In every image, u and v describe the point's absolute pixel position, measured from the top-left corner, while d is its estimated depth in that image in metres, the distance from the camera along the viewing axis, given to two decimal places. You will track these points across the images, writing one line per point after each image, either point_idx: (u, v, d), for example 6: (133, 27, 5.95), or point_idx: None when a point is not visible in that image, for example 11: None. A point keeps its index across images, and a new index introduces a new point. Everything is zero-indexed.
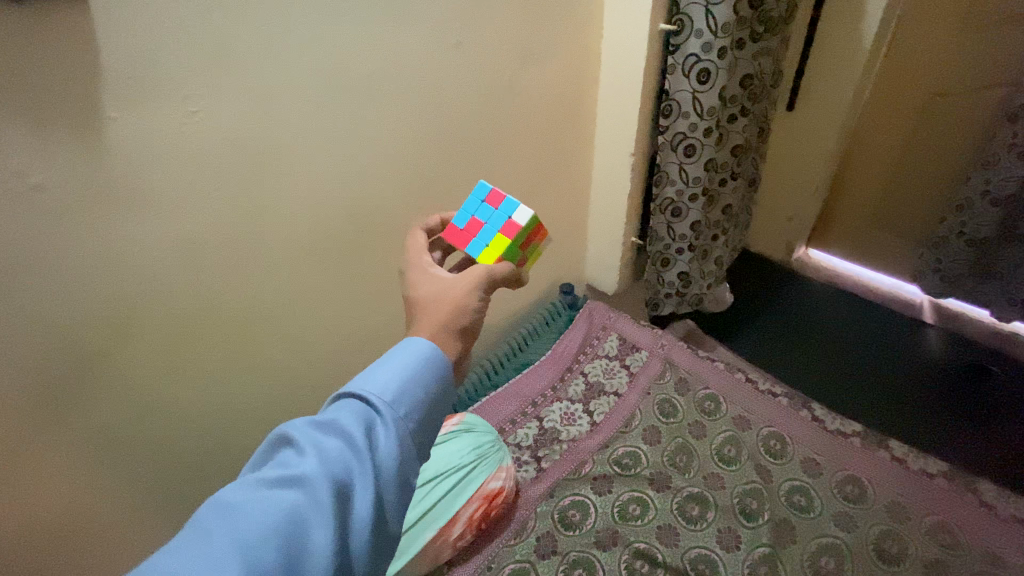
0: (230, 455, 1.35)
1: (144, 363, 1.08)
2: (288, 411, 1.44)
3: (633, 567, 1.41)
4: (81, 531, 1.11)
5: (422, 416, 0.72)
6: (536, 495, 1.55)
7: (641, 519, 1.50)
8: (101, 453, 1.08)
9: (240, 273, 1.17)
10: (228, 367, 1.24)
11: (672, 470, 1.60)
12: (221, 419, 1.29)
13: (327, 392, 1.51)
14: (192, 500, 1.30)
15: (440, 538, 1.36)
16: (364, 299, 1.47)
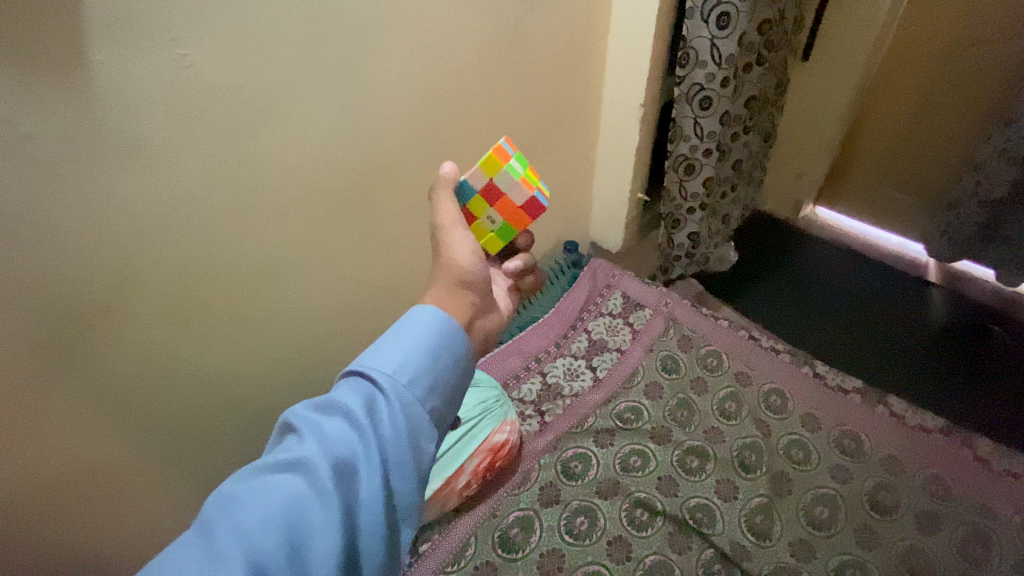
0: (238, 409, 1.38)
1: (147, 319, 1.09)
2: (294, 368, 1.46)
3: (633, 516, 1.43)
4: (97, 479, 1.15)
5: (429, 385, 0.71)
6: (539, 448, 1.57)
7: (643, 470, 1.52)
8: (108, 408, 1.10)
9: (242, 231, 1.16)
10: (235, 325, 1.25)
11: (674, 425, 1.62)
12: (229, 375, 1.31)
13: (334, 351, 1.54)
14: (203, 450, 1.35)
15: (447, 488, 1.39)
16: (369, 258, 1.47)
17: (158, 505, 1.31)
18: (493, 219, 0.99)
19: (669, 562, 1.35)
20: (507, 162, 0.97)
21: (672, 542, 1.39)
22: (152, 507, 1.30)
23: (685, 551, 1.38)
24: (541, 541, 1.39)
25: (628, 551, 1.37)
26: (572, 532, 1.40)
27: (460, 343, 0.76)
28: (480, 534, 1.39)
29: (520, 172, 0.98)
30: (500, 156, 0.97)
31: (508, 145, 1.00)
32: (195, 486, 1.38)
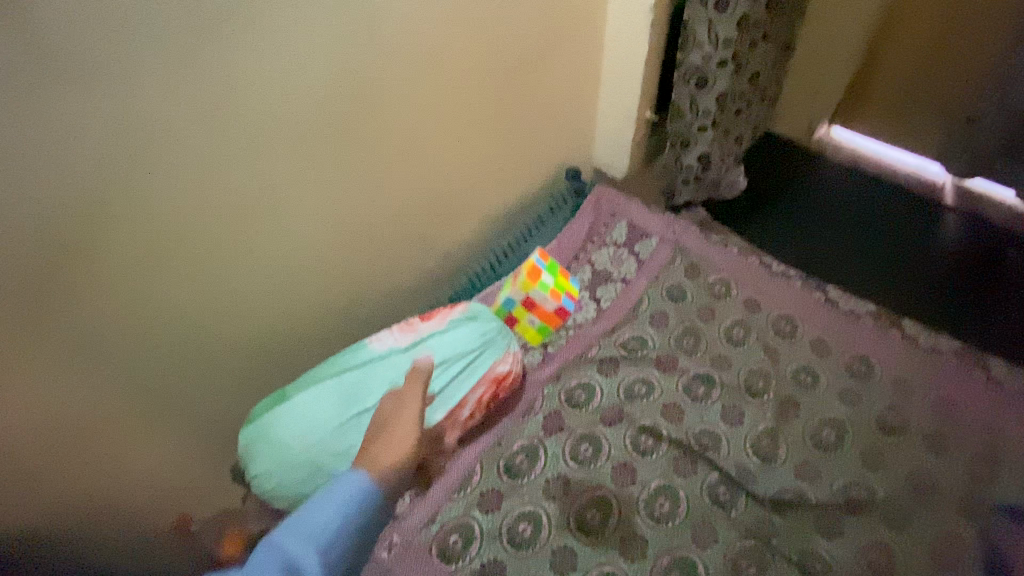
0: (234, 365, 1.28)
1: (128, 258, 0.97)
2: (292, 320, 1.36)
3: (638, 442, 1.38)
4: (103, 446, 1.09)
5: (345, 546, 0.86)
6: (543, 377, 1.53)
7: (648, 398, 1.47)
8: (102, 365, 1.02)
9: (219, 161, 1.02)
10: (225, 271, 1.14)
11: (681, 354, 1.57)
12: (223, 327, 1.20)
13: (332, 300, 1.44)
14: (200, 412, 1.25)
15: (451, 419, 1.34)
16: (364, 199, 1.35)
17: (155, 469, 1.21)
18: (534, 318, 1.58)
19: (675, 487, 1.30)
20: (541, 280, 1.57)
21: (677, 468, 1.33)
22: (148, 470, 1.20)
23: (690, 475, 1.32)
24: (544, 469, 1.34)
25: (633, 477, 1.32)
26: (575, 459, 1.35)
27: (374, 508, 0.90)
28: (484, 464, 1.36)
29: (551, 286, 1.57)
30: (535, 280, 1.57)
31: (541, 264, 1.59)
32: (192, 448, 1.29)
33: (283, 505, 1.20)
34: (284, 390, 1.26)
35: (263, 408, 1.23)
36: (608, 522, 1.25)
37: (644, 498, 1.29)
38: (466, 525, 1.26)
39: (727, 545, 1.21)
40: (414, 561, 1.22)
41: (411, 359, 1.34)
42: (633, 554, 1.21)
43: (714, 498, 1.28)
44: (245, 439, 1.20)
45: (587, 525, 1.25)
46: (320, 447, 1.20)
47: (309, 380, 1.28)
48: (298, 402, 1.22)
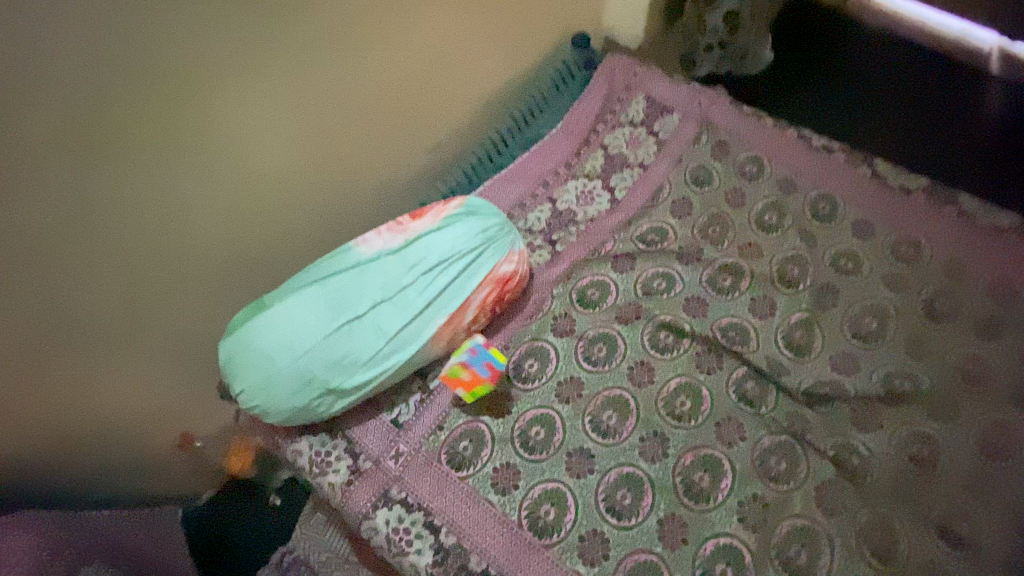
0: (204, 270, 1.22)
1: (77, 140, 0.94)
2: (259, 222, 1.26)
3: (657, 340, 1.24)
4: (72, 324, 1.07)
5: None
6: (551, 278, 1.35)
7: (669, 292, 1.31)
8: (50, 237, 0.98)
9: (151, 29, 0.94)
10: (179, 162, 1.08)
11: (705, 243, 1.39)
12: (184, 225, 1.14)
13: (304, 200, 1.32)
14: (174, 319, 1.22)
15: (452, 325, 1.17)
16: (326, 83, 1.23)
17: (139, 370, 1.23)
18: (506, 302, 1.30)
19: (696, 383, 1.19)
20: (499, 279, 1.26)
21: (699, 363, 1.21)
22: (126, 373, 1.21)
23: (714, 372, 1.20)
24: (557, 371, 1.23)
25: (651, 375, 1.20)
26: (590, 359, 1.23)
27: None
28: None
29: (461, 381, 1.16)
30: None
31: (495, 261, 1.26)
32: (171, 359, 1.26)
33: (276, 421, 1.09)
34: (262, 300, 1.13)
35: (241, 318, 1.11)
36: (627, 423, 1.15)
37: (665, 397, 1.17)
38: (476, 430, 1.17)
39: (752, 440, 1.12)
40: (423, 469, 1.12)
41: (401, 261, 1.17)
42: (654, 454, 1.12)
43: (741, 395, 1.17)
44: (224, 353, 1.08)
45: (604, 427, 1.15)
46: (305, 359, 1.06)
47: (289, 288, 1.13)
48: (278, 311, 1.09)
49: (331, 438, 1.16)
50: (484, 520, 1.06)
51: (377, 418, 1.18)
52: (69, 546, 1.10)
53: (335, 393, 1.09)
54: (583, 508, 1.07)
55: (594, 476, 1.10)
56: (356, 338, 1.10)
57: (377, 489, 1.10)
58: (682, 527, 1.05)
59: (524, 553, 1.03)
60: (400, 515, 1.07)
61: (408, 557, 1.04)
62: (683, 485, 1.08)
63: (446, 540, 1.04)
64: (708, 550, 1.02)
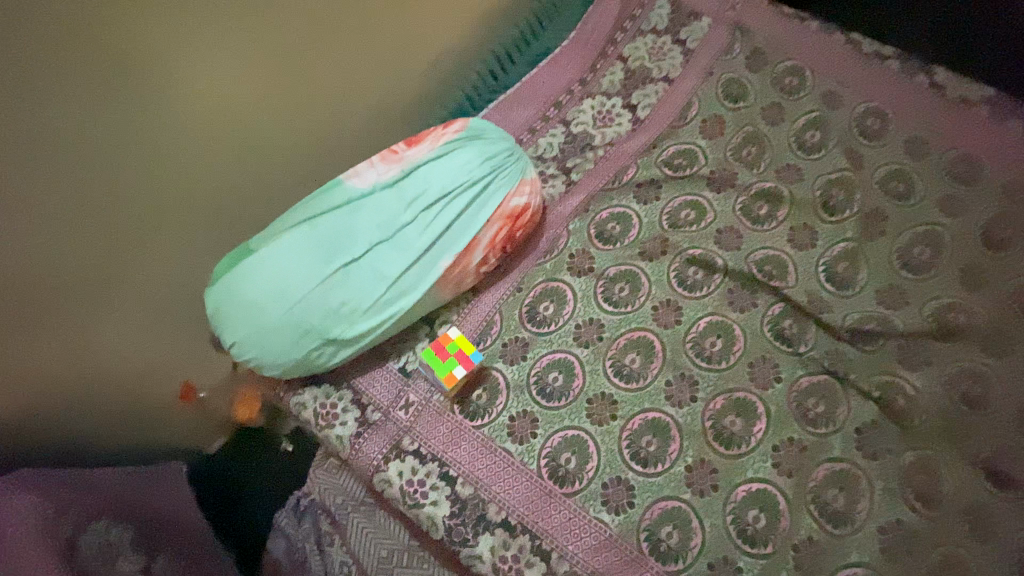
0: (188, 215, 1.10)
1: (29, 66, 0.79)
2: (243, 158, 1.13)
3: (685, 276, 1.13)
4: (51, 286, 0.94)
5: None
6: (567, 212, 1.22)
7: (699, 224, 1.18)
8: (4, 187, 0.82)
9: None
10: (144, 87, 0.92)
11: (740, 166, 1.24)
12: (161, 163, 1.00)
13: (288, 131, 1.18)
14: (161, 271, 1.10)
15: (460, 266, 1.05)
16: None
17: (134, 330, 1.12)
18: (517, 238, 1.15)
19: (727, 323, 1.09)
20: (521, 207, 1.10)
21: (732, 301, 1.11)
22: (122, 333, 1.10)
23: (747, 310, 1.10)
24: (575, 313, 1.12)
25: (677, 315, 1.10)
26: (611, 300, 1.12)
27: None
28: (504, 312, 1.14)
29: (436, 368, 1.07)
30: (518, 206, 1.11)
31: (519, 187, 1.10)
32: (165, 315, 1.16)
33: (276, 373, 1.01)
34: (248, 243, 1.02)
35: (227, 264, 1.00)
36: (652, 367, 1.06)
37: (693, 338, 1.08)
38: (490, 377, 1.09)
39: (788, 381, 1.04)
40: (435, 419, 1.06)
41: (399, 195, 1.04)
42: (681, 398, 1.03)
43: (777, 334, 1.07)
44: (211, 303, 0.98)
45: (627, 372, 1.06)
46: (299, 307, 0.96)
47: (276, 229, 1.02)
48: (265, 254, 0.98)
49: (336, 389, 1.09)
50: (502, 469, 1.00)
51: (383, 367, 1.11)
52: (77, 506, 1.05)
53: (336, 343, 1.00)
54: (606, 455, 1.00)
55: (618, 422, 1.03)
56: (354, 282, 0.98)
57: (388, 440, 1.04)
58: (713, 473, 0.98)
59: (545, 502, 0.98)
60: (414, 467, 1.01)
61: (423, 509, 0.98)
62: (713, 429, 1.01)
63: (462, 491, 0.99)
64: (739, 496, 0.96)
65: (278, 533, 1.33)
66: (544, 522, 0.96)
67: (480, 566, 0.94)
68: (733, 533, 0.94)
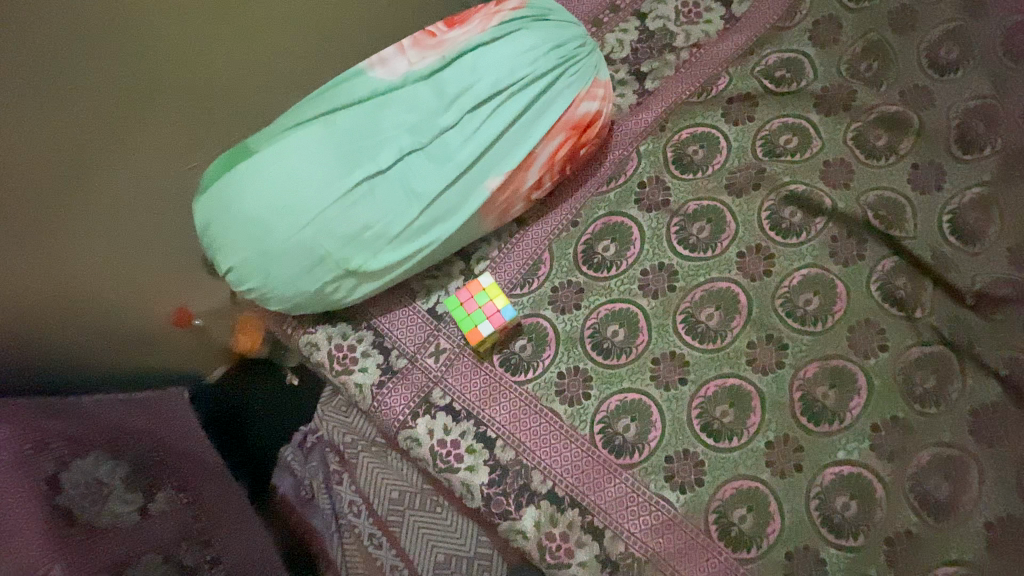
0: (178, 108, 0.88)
1: None
2: (245, 35, 0.89)
3: (780, 218, 0.93)
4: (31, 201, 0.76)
5: None
6: (640, 129, 1.00)
7: (802, 153, 0.96)
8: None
9: None
10: None
11: (857, 84, 1.00)
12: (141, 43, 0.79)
13: (297, 6, 0.94)
14: (150, 178, 0.88)
15: (510, 188, 0.84)
16: None
17: (128, 249, 0.91)
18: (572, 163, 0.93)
19: (828, 278, 0.90)
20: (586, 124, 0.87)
21: (835, 251, 0.91)
22: (112, 251, 0.89)
23: (853, 263, 0.91)
24: (642, 255, 0.93)
25: (768, 264, 0.91)
26: (687, 242, 0.92)
27: None
28: (555, 249, 0.95)
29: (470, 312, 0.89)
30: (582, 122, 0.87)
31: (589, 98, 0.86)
32: (161, 234, 0.95)
33: (283, 308, 0.84)
34: (247, 143, 0.81)
35: (220, 167, 0.80)
36: (733, 325, 0.88)
37: (785, 293, 0.89)
38: (536, 326, 0.91)
39: (896, 350, 0.86)
40: (470, 371, 0.90)
41: (438, 89, 0.81)
42: (766, 363, 0.87)
43: (887, 294, 0.89)
44: (201, 215, 0.78)
45: (702, 329, 0.88)
46: (312, 227, 0.76)
47: (283, 126, 0.81)
48: (268, 156, 0.77)
49: (354, 329, 0.92)
50: (548, 434, 0.85)
51: (410, 307, 0.94)
52: (55, 436, 0.79)
53: (357, 276, 0.81)
54: (672, 425, 0.85)
55: (688, 387, 0.86)
56: (379, 201, 0.78)
57: (415, 393, 0.89)
58: (798, 452, 0.84)
59: (599, 475, 0.83)
60: (446, 425, 0.86)
61: (456, 473, 0.84)
62: (802, 402, 0.85)
63: (502, 456, 0.84)
64: (826, 480, 0.82)
65: (285, 470, 1.11)
66: (596, 497, 0.82)
67: (522, 543, 0.81)
68: (816, 521, 0.81)
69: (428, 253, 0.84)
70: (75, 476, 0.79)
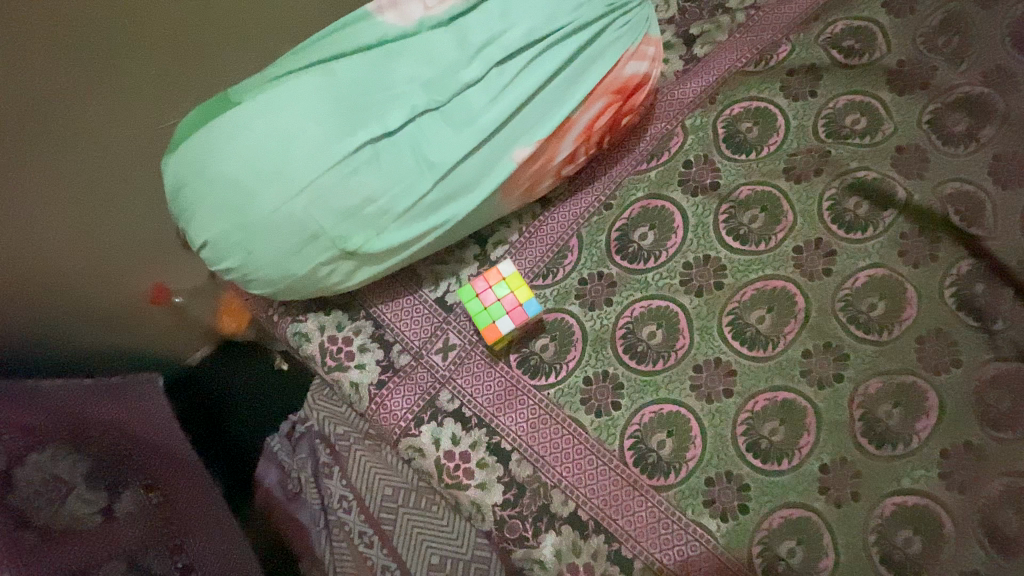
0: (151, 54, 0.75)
1: None
2: None
3: (843, 209, 0.81)
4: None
5: None
6: (686, 100, 0.87)
7: (871, 136, 0.84)
8: None
9: None
10: None
11: (936, 60, 0.87)
12: None
13: None
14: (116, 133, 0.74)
15: (539, 161, 0.72)
16: None
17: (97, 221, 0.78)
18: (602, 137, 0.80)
19: (896, 280, 0.78)
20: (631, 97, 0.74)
21: (904, 250, 0.79)
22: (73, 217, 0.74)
23: (925, 264, 0.79)
24: (684, 246, 0.81)
25: (828, 262, 0.79)
26: (737, 233, 0.81)
27: None
28: (585, 235, 0.83)
29: (490, 315, 0.74)
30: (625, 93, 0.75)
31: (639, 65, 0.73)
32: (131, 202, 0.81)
33: (268, 293, 0.71)
34: (229, 92, 0.68)
35: (196, 120, 0.66)
36: (786, 330, 0.77)
37: (847, 296, 0.78)
38: (561, 323, 0.80)
39: (970, 365, 0.75)
40: (482, 371, 0.78)
41: (460, 37, 0.67)
42: (822, 376, 0.76)
43: (963, 302, 0.77)
44: (171, 177, 0.65)
45: (751, 334, 0.77)
46: (304, 197, 0.63)
47: (274, 74, 0.67)
48: (253, 109, 0.64)
49: (350, 318, 0.80)
50: (571, 448, 0.74)
51: (416, 295, 0.81)
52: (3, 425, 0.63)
53: (356, 259, 0.69)
54: (714, 443, 0.74)
55: (733, 400, 0.75)
56: (385, 169, 0.65)
57: (419, 394, 0.77)
58: (854, 478, 0.73)
59: (628, 498, 0.72)
60: (455, 434, 0.75)
61: (466, 490, 0.73)
62: (863, 421, 0.74)
63: (518, 472, 0.74)
64: (887, 511, 0.71)
65: (269, 459, 0.95)
66: (624, 523, 0.72)
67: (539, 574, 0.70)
68: (874, 558, 0.70)
69: (441, 235, 0.71)
70: (24, 473, 0.63)
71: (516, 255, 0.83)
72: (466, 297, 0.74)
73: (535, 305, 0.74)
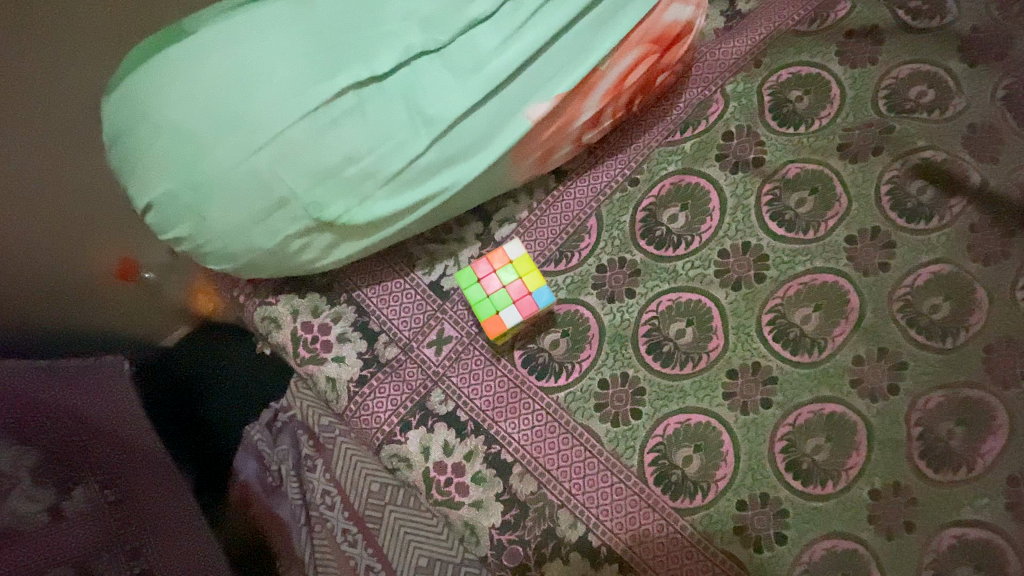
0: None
1: None
2: None
3: (904, 194, 0.70)
4: None
5: None
6: (726, 63, 0.75)
7: (939, 111, 0.72)
8: None
9: None
10: None
11: (1013, 26, 0.75)
12: None
13: None
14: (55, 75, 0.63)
15: (558, 121, 0.61)
16: None
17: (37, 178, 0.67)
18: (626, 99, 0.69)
19: (964, 279, 0.67)
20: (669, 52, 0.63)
21: (975, 244, 0.68)
22: None
23: (996, 260, 0.67)
24: (720, 232, 0.70)
25: (886, 254, 0.68)
26: (782, 218, 0.70)
27: None
28: (604, 215, 0.71)
29: (495, 303, 0.62)
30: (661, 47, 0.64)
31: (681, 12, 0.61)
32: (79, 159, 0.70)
33: (229, 269, 0.60)
34: (184, 22, 0.56)
35: (141, 54, 0.54)
36: (835, 332, 0.67)
37: (907, 295, 0.67)
38: (574, 316, 0.69)
39: None
40: (482, 369, 0.67)
41: None
42: (875, 388, 0.65)
43: None
44: (108, 124, 0.53)
45: (795, 336, 0.67)
46: (270, 152, 0.52)
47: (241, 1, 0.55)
48: (210, 41, 0.52)
49: (330, 303, 0.69)
50: (582, 462, 0.64)
51: (406, 278, 0.70)
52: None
53: (335, 231, 0.58)
54: (747, 461, 0.64)
55: (772, 412, 0.65)
56: (372, 121, 0.54)
57: (408, 394, 0.66)
58: (908, 506, 0.62)
59: (646, 522, 0.62)
60: (446, 442, 0.65)
61: (458, 508, 0.63)
62: (921, 441, 0.64)
63: (520, 487, 0.63)
64: (944, 546, 0.61)
65: (248, 451, 0.77)
66: (641, 550, 0.62)
67: None
68: None
69: (436, 208, 0.60)
70: None
71: (525, 237, 0.71)
72: (467, 282, 0.63)
73: (547, 296, 0.63)
